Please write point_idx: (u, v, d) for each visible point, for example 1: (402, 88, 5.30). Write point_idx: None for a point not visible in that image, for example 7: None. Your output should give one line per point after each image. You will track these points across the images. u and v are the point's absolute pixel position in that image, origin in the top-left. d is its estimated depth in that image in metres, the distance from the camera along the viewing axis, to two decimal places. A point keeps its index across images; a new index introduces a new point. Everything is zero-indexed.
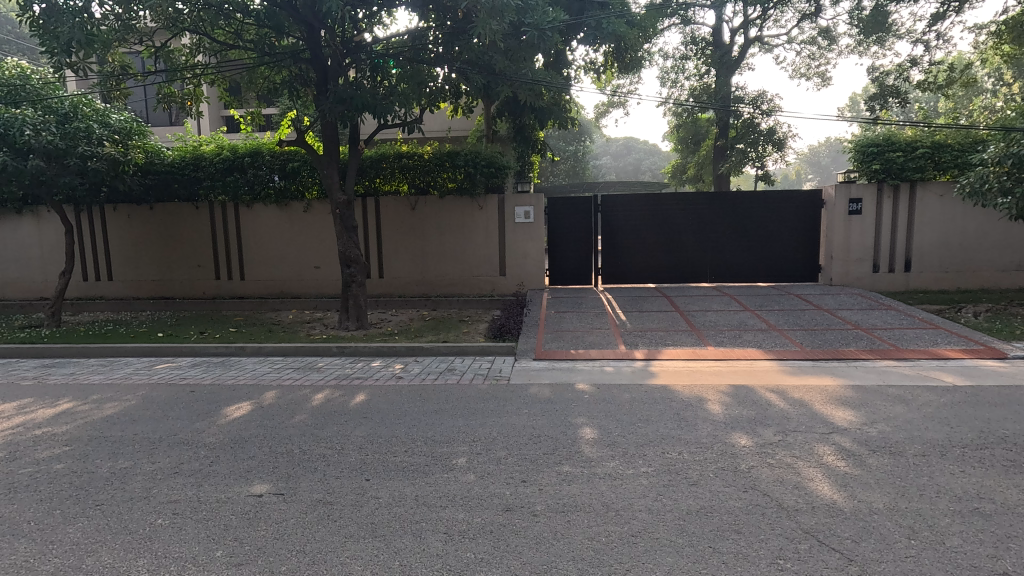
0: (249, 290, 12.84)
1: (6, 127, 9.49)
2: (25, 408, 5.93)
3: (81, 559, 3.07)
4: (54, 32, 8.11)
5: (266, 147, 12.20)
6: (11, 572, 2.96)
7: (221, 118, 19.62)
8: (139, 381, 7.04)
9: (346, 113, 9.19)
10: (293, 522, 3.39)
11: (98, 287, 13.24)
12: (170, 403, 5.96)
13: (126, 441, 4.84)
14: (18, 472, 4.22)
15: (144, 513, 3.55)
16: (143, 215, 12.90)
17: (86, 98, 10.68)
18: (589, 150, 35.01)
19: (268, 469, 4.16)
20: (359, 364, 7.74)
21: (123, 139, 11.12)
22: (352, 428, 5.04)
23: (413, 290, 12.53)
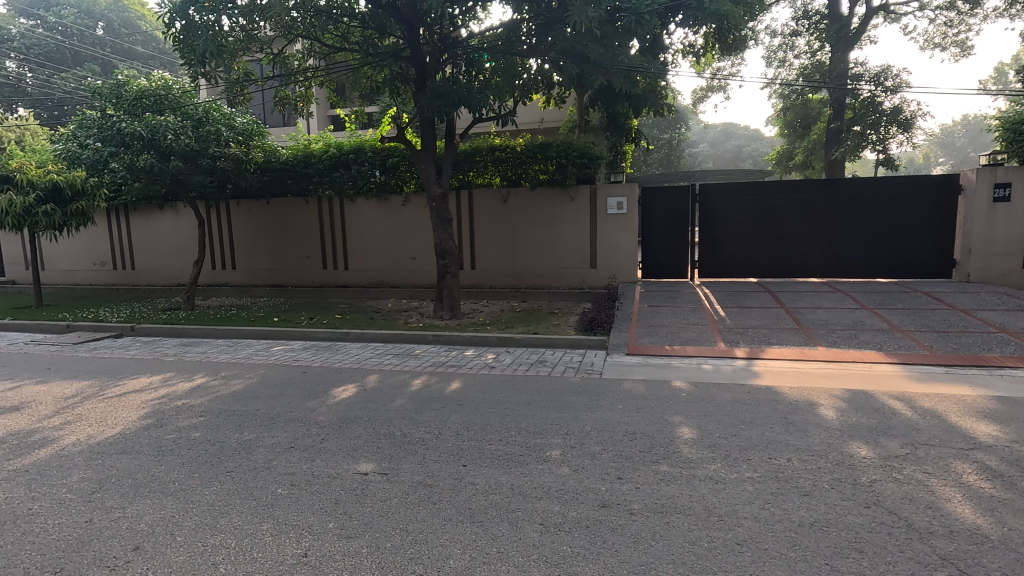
0: (352, 279, 13.65)
1: (153, 133, 10.67)
2: (168, 381, 6.73)
3: (216, 519, 3.42)
4: (192, 45, 9.06)
5: (368, 143, 12.84)
6: (161, 524, 3.37)
7: (328, 118, 20.96)
8: (259, 361, 7.73)
9: (443, 108, 9.46)
10: (396, 501, 3.56)
11: (224, 275, 14.69)
12: (285, 383, 6.48)
13: (250, 415, 5.33)
14: (165, 437, 4.79)
15: (266, 482, 3.89)
16: (261, 209, 14.11)
17: (216, 104, 11.75)
18: (686, 138, 33.61)
19: (373, 449, 4.41)
20: (454, 352, 7.98)
21: (246, 140, 12.21)
22: (448, 414, 5.21)
23: (503, 281, 12.70)
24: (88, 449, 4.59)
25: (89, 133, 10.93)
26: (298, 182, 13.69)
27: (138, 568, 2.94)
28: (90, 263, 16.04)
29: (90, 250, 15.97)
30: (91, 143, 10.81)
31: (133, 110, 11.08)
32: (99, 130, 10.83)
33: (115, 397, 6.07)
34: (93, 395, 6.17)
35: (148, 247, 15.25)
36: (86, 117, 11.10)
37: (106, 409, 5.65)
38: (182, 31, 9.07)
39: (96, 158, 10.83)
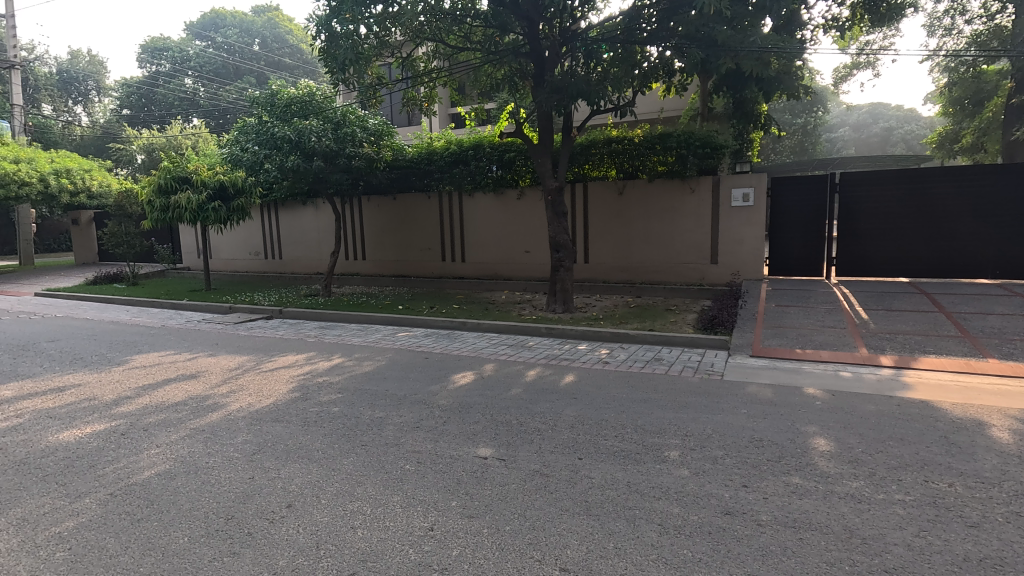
0: (468, 271, 14.20)
1: (300, 136, 11.83)
2: (311, 359, 7.50)
3: (354, 487, 3.76)
4: (334, 54, 9.92)
5: (487, 140, 13.26)
6: (308, 487, 3.77)
7: (449, 116, 21.94)
8: (387, 345, 8.33)
9: (561, 101, 9.47)
10: (513, 487, 3.67)
11: (356, 265, 15.98)
12: (410, 367, 6.92)
13: (380, 395, 5.77)
14: (309, 410, 5.35)
15: (396, 457, 4.20)
16: (388, 204, 15.14)
17: (351, 107, 12.75)
18: (823, 122, 30.57)
19: (491, 435, 4.58)
20: (567, 346, 8.00)
21: (377, 140, 13.23)
22: (563, 407, 5.25)
23: (617, 276, 12.46)
24: (248, 415, 5.26)
25: (249, 138, 12.40)
26: (421, 178, 14.47)
27: (291, 524, 3.32)
28: (246, 253, 18.26)
29: (247, 241, 18.17)
30: (250, 147, 12.22)
31: (283, 115, 12.33)
32: (257, 135, 12.25)
33: (268, 371, 6.88)
34: (251, 368, 7.05)
35: (293, 239, 17.04)
36: (245, 123, 12.56)
37: (262, 381, 6.44)
38: (325, 41, 9.95)
39: (254, 160, 12.22)
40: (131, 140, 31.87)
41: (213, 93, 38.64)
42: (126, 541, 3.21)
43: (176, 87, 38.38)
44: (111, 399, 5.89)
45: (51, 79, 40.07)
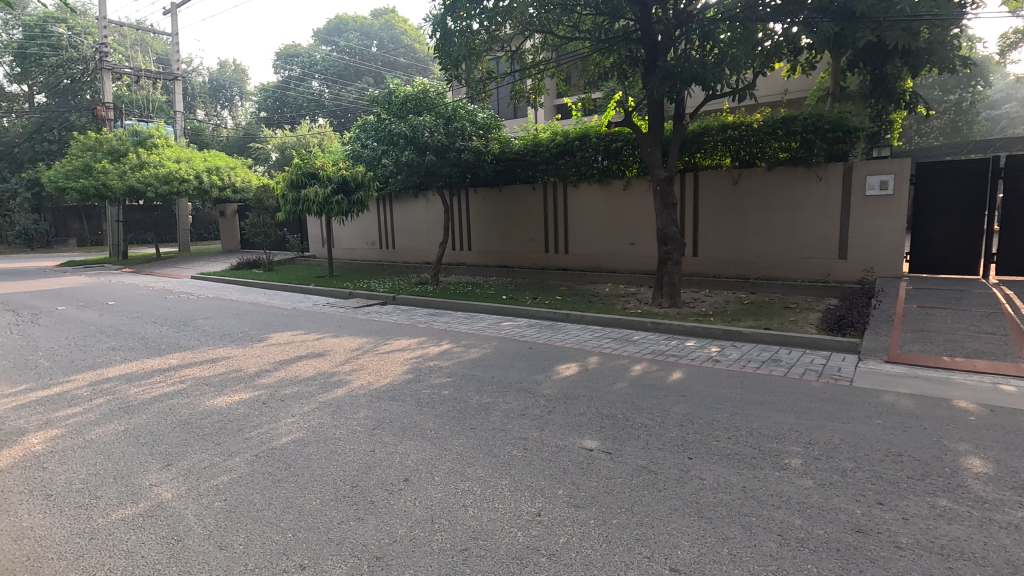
0: (571, 263, 14.16)
1: (414, 132, 12.48)
2: (422, 344, 7.92)
3: (465, 467, 3.93)
4: (449, 51, 10.34)
5: (593, 130, 13.05)
6: (423, 464, 4.01)
7: (555, 107, 21.98)
8: (492, 334, 8.57)
9: (673, 87, 9.09)
10: (620, 481, 3.64)
11: (462, 256, 16.55)
12: (515, 356, 7.08)
13: (486, 381, 5.97)
14: (422, 391, 5.67)
15: (504, 442, 4.33)
16: (494, 196, 15.50)
17: (462, 103, 13.20)
18: (984, 98, 26.56)
19: (597, 427, 4.56)
20: (674, 342, 7.73)
21: (485, 133, 13.60)
22: (671, 404, 5.09)
23: (729, 271, 11.76)
24: (368, 392, 5.68)
25: (369, 135, 13.26)
26: (526, 170, 14.61)
27: (408, 496, 3.55)
28: (364, 243, 19.61)
29: (365, 232, 19.50)
30: (370, 143, 13.11)
31: (400, 113, 13.03)
32: (376, 131, 13.07)
33: (385, 353, 7.37)
34: (370, 350, 7.59)
35: (406, 230, 18.03)
36: (365, 121, 13.42)
37: (380, 362, 6.91)
38: (440, 40, 10.39)
39: (373, 155, 13.13)
40: (268, 141, 35.41)
41: (335, 94, 41.72)
42: (269, 498, 3.61)
43: (305, 90, 41.91)
44: (254, 371, 6.63)
45: (205, 88, 45.42)
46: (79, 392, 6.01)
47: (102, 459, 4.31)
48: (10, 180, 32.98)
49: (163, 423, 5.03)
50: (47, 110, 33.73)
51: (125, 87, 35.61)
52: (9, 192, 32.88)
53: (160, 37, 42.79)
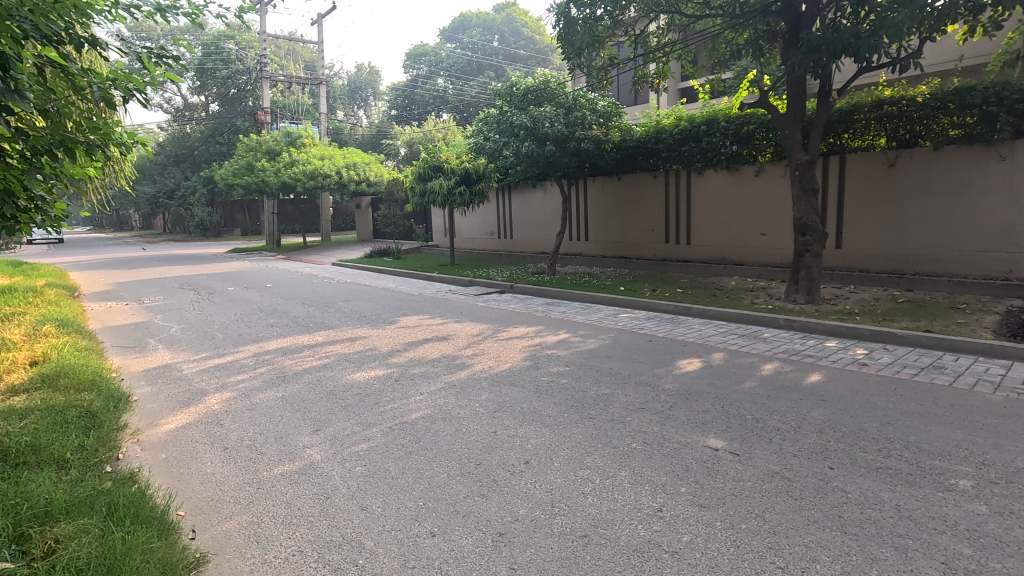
0: (693, 254, 13.50)
1: (535, 123, 12.60)
2: (540, 332, 8.05)
3: (584, 455, 3.95)
4: (571, 40, 10.27)
5: (722, 113, 12.26)
6: (543, 449, 4.09)
7: (679, 91, 21.08)
8: (610, 325, 8.46)
9: (819, 61, 8.24)
10: (750, 484, 3.44)
11: (578, 246, 16.50)
12: (633, 348, 6.94)
13: (604, 372, 5.93)
14: (541, 378, 5.78)
15: (623, 434, 4.28)
16: (613, 185, 15.24)
17: (582, 91, 13.11)
18: None
19: (723, 427, 4.34)
20: (812, 341, 7.08)
21: (606, 121, 13.38)
22: (808, 407, 4.69)
23: (880, 265, 10.48)
24: (490, 376, 5.91)
25: (491, 128, 13.62)
26: (648, 158, 14.15)
27: (528, 478, 3.66)
28: (483, 233, 20.30)
29: (484, 222, 20.18)
30: (493, 136, 13.48)
31: (521, 105, 13.25)
32: (498, 124, 13.39)
33: (504, 340, 7.61)
34: (490, 336, 7.87)
35: (524, 221, 18.37)
36: (487, 114, 13.82)
37: (499, 348, 7.15)
38: (562, 29, 10.35)
39: (495, 147, 13.49)
40: (398, 136, 37.88)
41: (459, 90, 43.49)
42: (402, 468, 3.91)
43: (431, 87, 44.18)
44: (387, 350, 7.19)
45: (345, 90, 49.64)
46: (246, 361, 6.93)
47: (265, 420, 4.96)
48: (192, 179, 38.64)
49: (313, 392, 5.65)
50: (220, 116, 38.91)
51: (280, 94, 39.98)
52: (191, 189, 38.63)
53: (309, 46, 47.42)
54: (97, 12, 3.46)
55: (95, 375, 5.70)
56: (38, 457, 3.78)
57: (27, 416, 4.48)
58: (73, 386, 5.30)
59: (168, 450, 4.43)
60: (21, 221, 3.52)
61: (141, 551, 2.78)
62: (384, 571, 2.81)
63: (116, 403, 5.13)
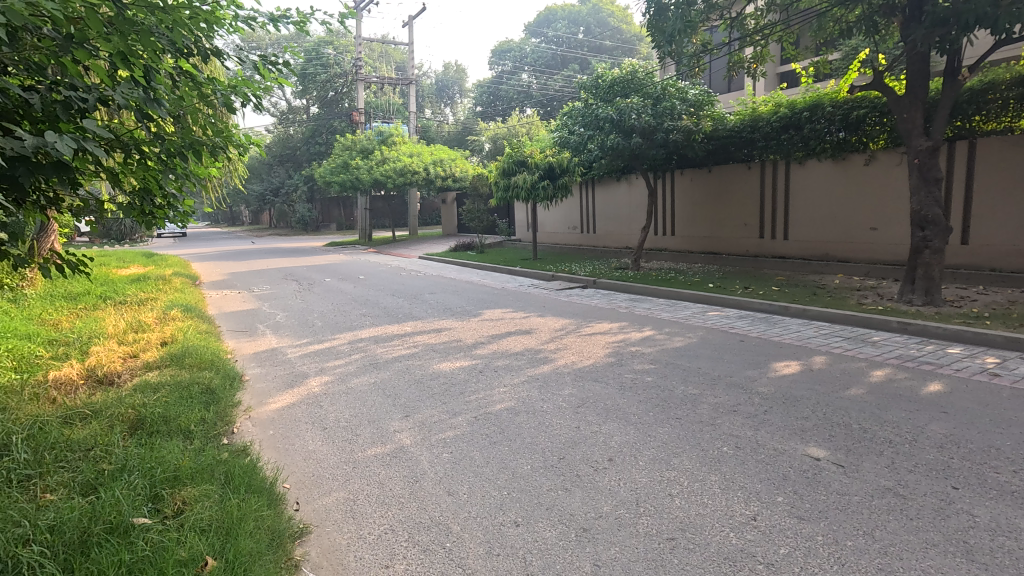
0: (791, 250, 12.64)
1: (621, 115, 12.33)
2: (624, 328, 7.90)
3: (671, 456, 3.83)
4: (662, 27, 9.93)
5: (828, 97, 11.33)
6: (627, 447, 4.01)
7: (779, 75, 19.82)
8: (698, 323, 8.13)
9: (947, 35, 7.39)
10: (857, 500, 3.17)
11: (664, 241, 15.99)
12: (724, 348, 6.62)
13: (692, 372, 5.71)
14: (625, 375, 5.67)
15: (713, 437, 4.10)
16: (703, 177, 14.61)
17: (672, 80, 12.65)
18: None
19: (825, 435, 4.04)
20: (930, 347, 6.41)
21: (697, 111, 12.84)
22: (926, 420, 4.25)
23: (1015, 263, 9.29)
24: (573, 371, 5.89)
25: (576, 121, 13.50)
26: (742, 148, 13.41)
27: (612, 476, 3.61)
28: (566, 227, 20.19)
29: (567, 216, 20.08)
30: (578, 129, 13.35)
31: (607, 97, 13.01)
32: (583, 117, 13.24)
33: (587, 335, 7.54)
34: (573, 331, 7.83)
35: (608, 215, 18.07)
36: (572, 108, 13.71)
37: (583, 343, 7.09)
38: (653, 16, 10.03)
39: (580, 141, 13.31)
40: (483, 132, 38.52)
41: (543, 84, 43.46)
42: (487, 457, 4.00)
43: (516, 83, 44.50)
44: (471, 342, 7.36)
45: (433, 89, 51.20)
46: (342, 348, 7.38)
47: (360, 404, 5.26)
48: (295, 177, 41.61)
49: (402, 379, 5.91)
50: (319, 118, 41.60)
51: (373, 94, 42.01)
52: (294, 186, 41.62)
53: (400, 47, 49.35)
54: (223, 26, 3.76)
55: (213, 355, 6.31)
56: (169, 426, 4.24)
57: (159, 389, 5.05)
58: (196, 365, 5.90)
59: (275, 427, 4.82)
60: (158, 216, 3.95)
61: (254, 518, 3.05)
62: (470, 556, 2.89)
63: (231, 382, 5.66)
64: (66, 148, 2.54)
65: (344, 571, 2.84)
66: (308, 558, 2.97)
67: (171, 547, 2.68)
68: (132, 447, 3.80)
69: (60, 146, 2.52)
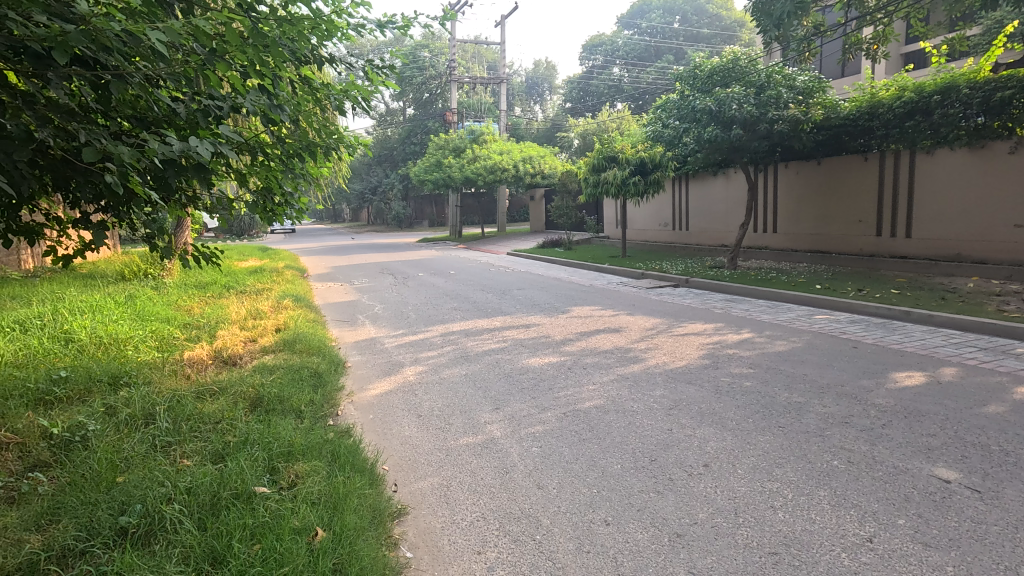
0: (914, 250, 11.43)
1: (720, 106, 11.75)
2: (719, 330, 7.54)
3: (773, 467, 3.61)
4: (769, 10, 9.33)
5: (965, 77, 10.09)
6: (724, 454, 3.83)
7: (903, 56, 17.99)
8: (803, 327, 7.58)
9: None
10: (995, 530, 2.82)
11: (764, 239, 15.06)
12: (833, 354, 6.13)
13: (797, 378, 5.34)
14: (721, 378, 5.41)
15: (821, 450, 3.81)
16: (810, 170, 13.58)
17: (778, 67, 11.88)
18: None
19: (956, 456, 3.62)
20: None
21: (806, 99, 11.95)
22: None
23: None
24: (664, 372, 5.71)
25: (671, 114, 13.08)
26: (858, 137, 12.28)
27: (708, 482, 3.46)
28: (657, 224, 19.60)
29: (658, 213, 19.48)
30: (672, 123, 12.93)
31: (705, 87, 12.47)
32: (679, 109, 12.78)
33: (680, 335, 7.28)
34: (664, 330, 7.59)
35: (702, 211, 17.31)
36: (667, 100, 13.31)
37: (675, 344, 6.86)
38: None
39: (674, 135, 13.00)
40: (572, 129, 38.38)
41: (635, 76, 42.39)
42: (576, 454, 3.99)
43: (607, 77, 43.86)
44: (560, 338, 7.37)
45: (523, 87, 51.69)
46: (435, 340, 7.68)
47: (452, 394, 5.44)
48: (391, 176, 43.77)
49: (493, 372, 6.04)
50: (415, 119, 43.40)
51: (465, 94, 43.13)
52: (390, 185, 43.79)
53: (492, 47, 50.25)
54: (339, 35, 4.02)
55: (320, 342, 6.80)
56: (283, 405, 4.64)
57: (274, 371, 5.53)
58: (305, 350, 6.39)
59: (375, 411, 5.11)
60: (278, 212, 4.29)
61: (358, 496, 3.26)
62: (560, 550, 2.90)
63: (336, 367, 6.08)
64: (206, 152, 2.80)
65: (439, 553, 2.96)
66: (405, 537, 3.13)
67: (286, 515, 2.93)
68: (254, 422, 4.20)
69: (200, 150, 2.78)
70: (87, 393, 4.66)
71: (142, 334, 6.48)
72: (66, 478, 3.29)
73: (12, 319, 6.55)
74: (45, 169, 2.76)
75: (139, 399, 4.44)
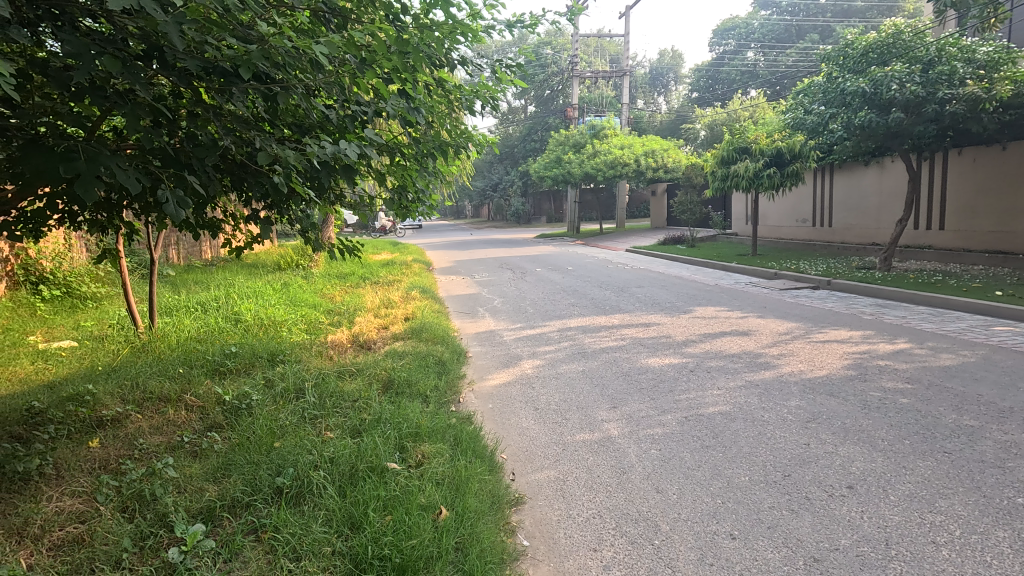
0: None
1: (876, 86, 10.43)
2: (868, 338, 6.74)
3: (935, 497, 3.15)
4: None
5: None
6: (873, 476, 3.42)
7: None
8: (978, 339, 6.52)
9: None
10: None
11: (927, 236, 13.20)
12: (1018, 373, 5.21)
13: (969, 398, 4.61)
14: (871, 393, 4.83)
15: (1000, 484, 3.25)
16: (992, 157, 11.68)
17: (953, 38, 10.38)
18: None
19: None
20: None
21: (989, 73, 10.19)
22: None
23: None
24: (801, 381, 5.23)
25: (815, 99, 12.09)
26: None
27: (853, 506, 3.12)
28: (794, 220, 18.03)
29: (796, 208, 17.90)
30: (816, 109, 11.95)
31: (857, 67, 11.27)
32: (825, 94, 11.72)
33: (820, 342, 6.62)
34: (801, 336, 6.95)
35: (849, 205, 15.58)
36: (811, 85, 12.36)
37: (814, 351, 6.26)
38: None
39: (819, 121, 11.86)
40: (699, 121, 36.53)
41: (772, 60, 39.24)
42: (700, 460, 3.79)
43: (739, 63, 41.14)
44: (681, 339, 7.06)
45: (647, 79, 50.16)
46: (553, 335, 7.73)
47: (569, 390, 5.46)
48: (511, 173, 44.80)
49: (610, 370, 5.95)
50: (536, 117, 44.00)
51: (587, 89, 42.76)
52: (510, 182, 44.85)
53: (616, 40, 49.29)
54: (473, 39, 4.19)
55: (444, 331, 7.19)
56: (411, 389, 4.97)
57: (403, 356, 5.94)
58: (430, 338, 6.79)
59: (493, 401, 5.29)
60: (411, 209, 4.57)
61: (478, 480, 3.41)
62: (680, 559, 2.79)
63: (458, 357, 6.38)
64: (354, 154, 3.06)
65: (555, 545, 2.99)
66: (523, 525, 3.20)
67: (413, 490, 3.14)
68: (386, 403, 4.54)
69: (349, 152, 3.05)
70: (251, 366, 5.36)
71: (294, 317, 7.31)
72: (235, 439, 3.80)
73: (196, 300, 7.68)
74: (227, 172, 3.19)
75: (291, 374, 5.02)
